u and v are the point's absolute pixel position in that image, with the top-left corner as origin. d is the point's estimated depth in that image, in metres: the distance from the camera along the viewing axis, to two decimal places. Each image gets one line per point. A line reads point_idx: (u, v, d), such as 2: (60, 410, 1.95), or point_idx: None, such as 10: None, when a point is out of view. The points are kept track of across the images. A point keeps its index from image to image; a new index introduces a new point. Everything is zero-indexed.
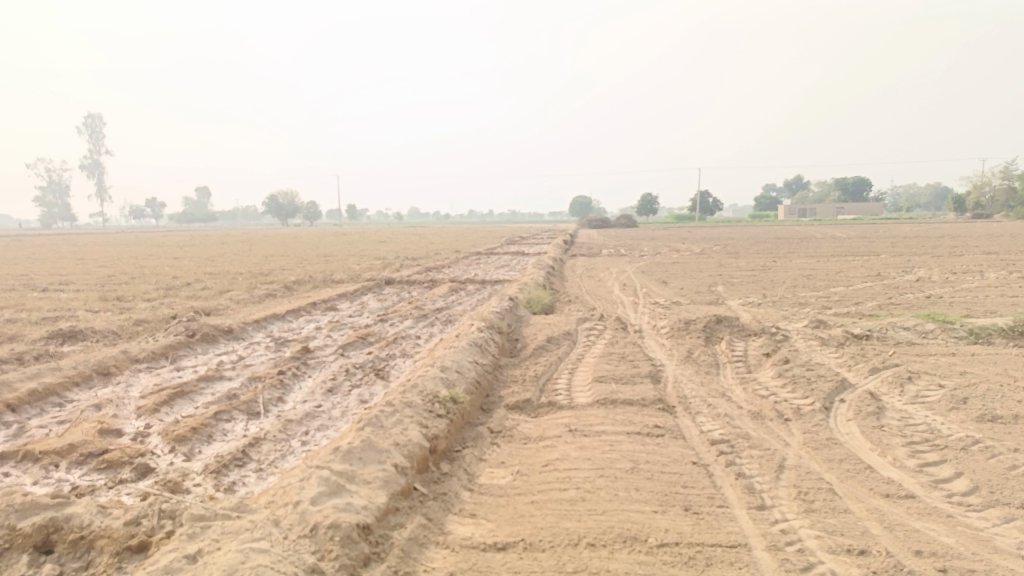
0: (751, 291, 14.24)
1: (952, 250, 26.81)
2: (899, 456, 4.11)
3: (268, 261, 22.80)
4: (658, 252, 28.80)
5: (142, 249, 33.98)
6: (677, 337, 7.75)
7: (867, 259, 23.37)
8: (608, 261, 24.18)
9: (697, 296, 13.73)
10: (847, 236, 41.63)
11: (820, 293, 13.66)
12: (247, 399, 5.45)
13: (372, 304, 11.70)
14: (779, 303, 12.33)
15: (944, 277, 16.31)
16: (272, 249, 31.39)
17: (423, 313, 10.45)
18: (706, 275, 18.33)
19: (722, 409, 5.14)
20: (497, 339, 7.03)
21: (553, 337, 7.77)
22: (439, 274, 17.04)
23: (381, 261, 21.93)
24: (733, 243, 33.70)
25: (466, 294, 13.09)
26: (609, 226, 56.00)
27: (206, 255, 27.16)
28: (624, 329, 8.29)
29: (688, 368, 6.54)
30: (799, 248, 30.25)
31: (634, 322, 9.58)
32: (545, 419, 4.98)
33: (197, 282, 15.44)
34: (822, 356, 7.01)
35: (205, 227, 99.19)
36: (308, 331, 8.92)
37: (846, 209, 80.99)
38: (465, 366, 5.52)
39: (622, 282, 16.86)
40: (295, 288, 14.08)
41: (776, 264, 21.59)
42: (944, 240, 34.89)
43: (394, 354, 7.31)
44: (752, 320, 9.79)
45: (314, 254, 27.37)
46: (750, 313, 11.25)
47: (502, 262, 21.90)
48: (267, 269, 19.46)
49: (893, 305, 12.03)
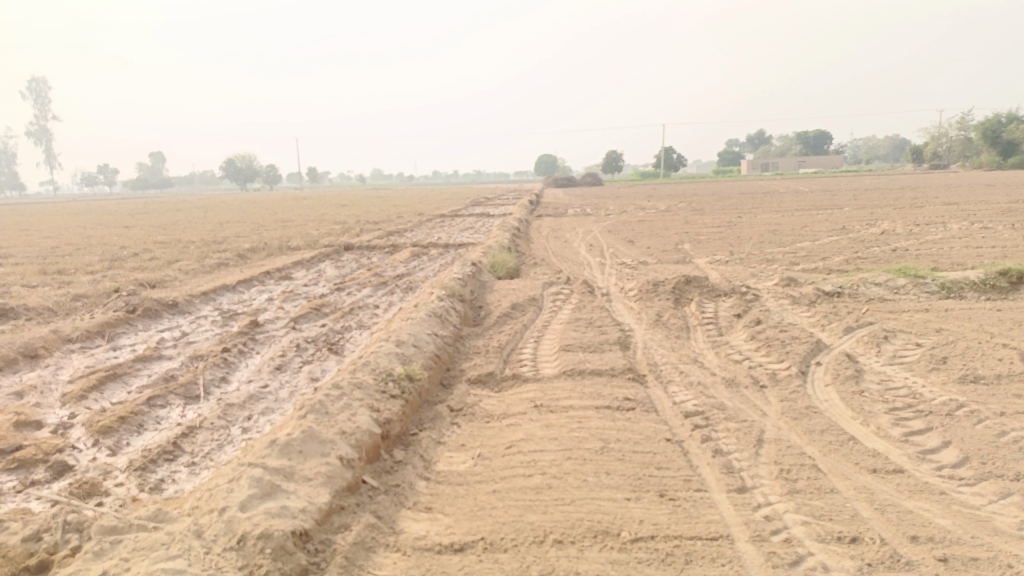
0: (718, 248, 14.04)
1: (914, 202, 27.02)
2: (883, 426, 3.88)
3: (223, 228, 21.98)
4: (624, 210, 28.55)
5: (92, 218, 32.68)
6: (645, 300, 7.46)
7: (831, 213, 23.41)
8: (573, 220, 23.83)
9: (665, 255, 13.48)
10: (810, 190, 41.85)
11: (787, 249, 13.52)
12: (185, 382, 5.03)
13: (330, 272, 11.22)
14: (747, 261, 12.14)
15: (908, 230, 16.32)
16: (228, 216, 30.40)
17: (383, 280, 10.01)
18: (673, 233, 18.11)
19: (695, 377, 4.87)
20: (458, 307, 6.66)
21: (518, 303, 7.43)
22: (400, 238, 16.53)
23: (341, 226, 21.28)
24: (699, 200, 33.56)
25: (427, 258, 12.65)
26: (574, 184, 55.55)
27: (159, 224, 26.14)
28: (591, 293, 7.98)
29: (658, 332, 6.26)
30: (763, 203, 30.20)
31: (601, 284, 9.28)
32: (508, 394, 4.66)
33: (145, 252, 14.71)
34: (795, 316, 6.79)
35: (160, 194, 96.29)
36: (260, 303, 8.45)
37: (808, 163, 81.55)
38: (422, 339, 5.15)
39: (588, 242, 16.55)
40: (249, 256, 13.48)
41: (742, 220, 21.47)
42: (905, 192, 35.20)
43: (349, 326, 6.91)
44: (722, 279, 9.57)
45: (271, 219, 26.52)
46: (718, 271, 11.04)
47: (466, 224, 21.40)
48: (222, 236, 18.71)
49: (860, 259, 11.92)
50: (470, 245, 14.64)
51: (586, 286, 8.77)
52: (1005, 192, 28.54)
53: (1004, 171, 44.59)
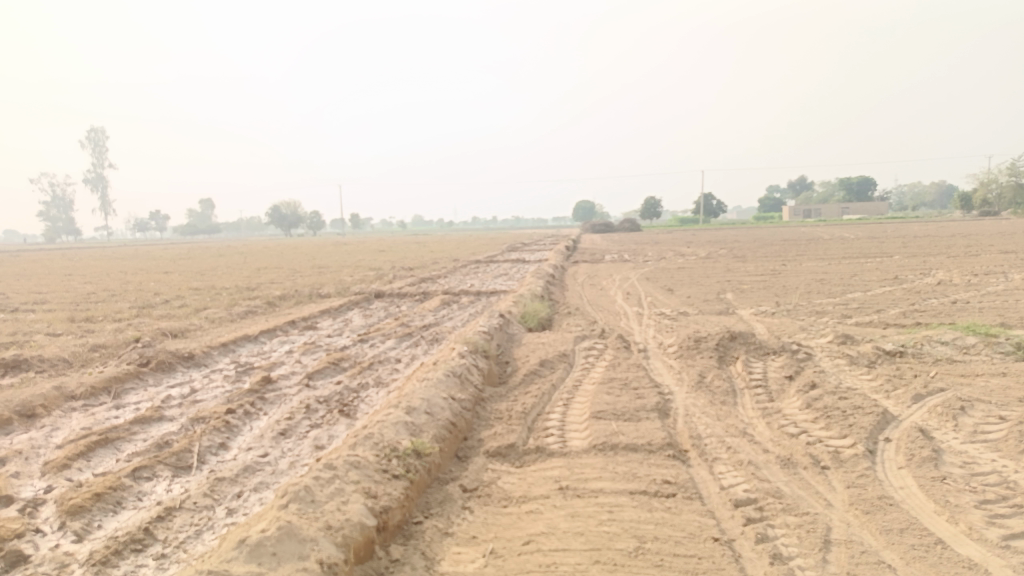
0: (763, 299, 13.35)
1: (967, 250, 25.89)
2: (976, 525, 3.24)
3: (258, 274, 21.95)
4: (662, 257, 27.93)
5: (135, 262, 33.24)
6: (686, 358, 6.87)
7: (880, 261, 22.46)
8: (610, 267, 23.28)
9: (706, 305, 12.85)
10: (856, 237, 40.70)
11: (837, 300, 12.76)
12: (178, 449, 4.61)
13: (355, 322, 10.83)
14: (794, 313, 11.44)
15: (966, 280, 15.41)
16: (266, 262, 30.58)
17: (408, 331, 9.59)
18: (714, 282, 17.44)
19: (744, 455, 4.27)
20: (482, 365, 6.17)
21: (548, 359, 6.90)
22: (432, 285, 16.18)
23: (375, 272, 21.08)
24: (740, 247, 32.75)
25: (458, 307, 12.23)
26: (612, 230, 55.14)
27: (197, 269, 26.34)
28: (627, 348, 7.41)
29: (701, 396, 5.67)
30: (807, 250, 29.26)
31: (638, 339, 8.71)
32: (531, 472, 4.12)
33: (176, 299, 14.57)
34: (855, 379, 6.14)
35: (206, 239, 98.60)
36: (278, 356, 8.07)
37: (852, 209, 79.95)
38: (437, 404, 4.66)
39: (625, 290, 15.98)
40: (277, 304, 13.23)
41: (786, 268, 20.69)
42: (957, 239, 33.88)
43: (366, 384, 6.45)
44: (768, 333, 8.91)
45: (308, 265, 26.53)
46: (764, 325, 10.37)
47: (500, 271, 21.03)
48: (255, 282, 18.62)
49: (918, 312, 11.13)
50: (503, 293, 14.21)
51: (622, 340, 8.21)
52: None
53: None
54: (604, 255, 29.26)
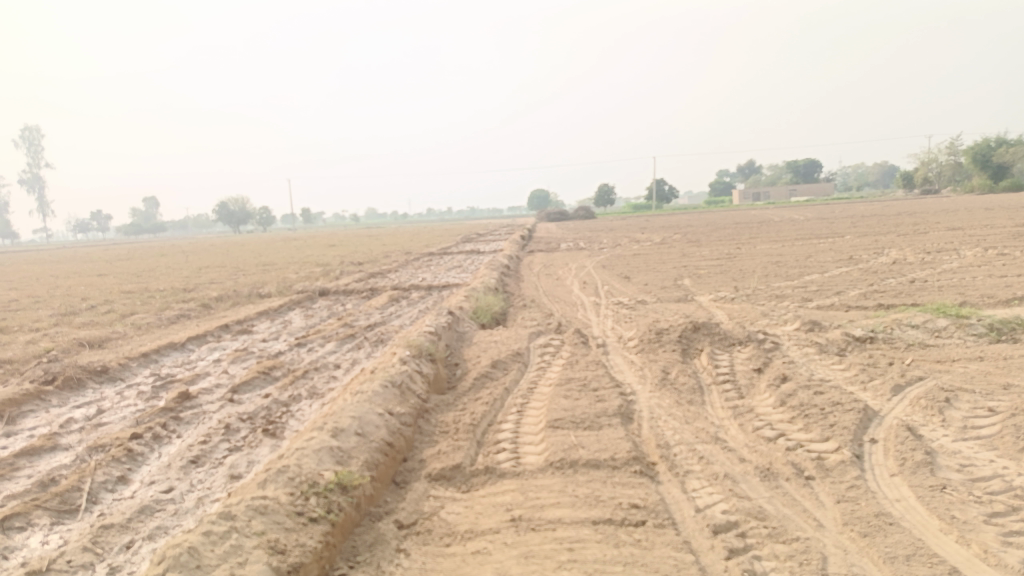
0: (722, 284, 13.01)
1: (913, 228, 26.15)
2: (990, 547, 2.81)
3: (198, 275, 20.88)
4: (617, 244, 27.61)
5: (70, 266, 31.64)
6: (648, 352, 6.38)
7: (833, 241, 22.50)
8: (565, 255, 22.83)
9: (664, 292, 12.44)
10: (805, 218, 41.13)
11: (796, 282, 12.48)
12: (64, 489, 3.92)
13: (295, 323, 10.11)
14: (755, 298, 11.09)
15: (920, 258, 15.35)
16: (210, 260, 29.34)
17: (351, 332, 8.91)
18: (671, 268, 17.11)
19: (719, 465, 3.79)
20: (426, 370, 5.57)
21: (500, 358, 6.34)
22: (380, 280, 15.45)
23: (322, 268, 20.23)
24: (694, 231, 32.66)
25: (406, 303, 11.57)
26: (567, 217, 54.82)
27: (134, 271, 25.04)
28: (585, 343, 6.90)
29: (667, 395, 5.19)
30: (760, 233, 29.28)
31: (596, 332, 8.23)
32: (478, 498, 3.57)
33: (102, 305, 13.57)
34: (828, 370, 5.73)
35: (150, 239, 95.39)
36: (204, 366, 7.34)
37: (800, 191, 81.33)
38: (370, 423, 4.07)
39: (581, 279, 15.52)
40: (212, 306, 12.38)
41: (741, 251, 20.52)
42: (903, 217, 34.47)
43: (298, 397, 5.80)
44: (731, 322, 8.49)
45: (252, 263, 25.47)
46: (725, 312, 9.99)
47: (453, 263, 20.40)
48: (193, 283, 17.62)
49: (878, 293, 10.89)
50: (454, 287, 13.59)
51: (580, 334, 7.70)
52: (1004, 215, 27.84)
53: (996, 193, 44.12)
54: (559, 243, 28.85)
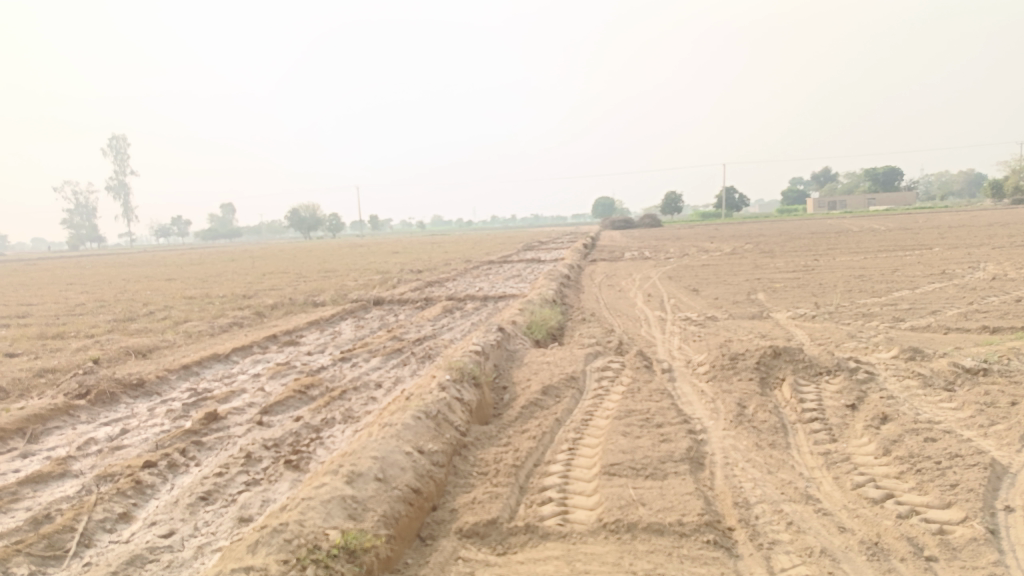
0: (799, 300, 12.07)
1: (1009, 240, 24.29)
2: None
3: (260, 281, 20.96)
4: (684, 253, 26.59)
5: (144, 270, 32.55)
6: (721, 381, 5.65)
7: (920, 254, 21.02)
8: (629, 265, 22.00)
9: (735, 308, 11.59)
10: (886, 227, 39.06)
11: (883, 300, 11.43)
12: (56, 529, 3.52)
13: (344, 335, 9.72)
14: (837, 316, 10.13)
15: (1023, 274, 13.99)
16: (276, 266, 29.68)
17: (399, 346, 8.44)
18: (742, 281, 16.15)
19: (813, 535, 3.08)
20: (468, 396, 5.00)
21: (552, 383, 5.72)
22: (436, 290, 15.04)
23: (381, 276, 20.02)
24: (766, 241, 31.28)
25: (460, 315, 11.07)
26: (633, 226, 53.71)
27: (202, 275, 25.42)
28: (649, 368, 6.21)
29: (744, 437, 4.47)
30: (837, 244, 27.75)
31: (661, 354, 7.52)
32: (515, 565, 2.97)
33: (160, 311, 13.54)
34: (936, 410, 4.88)
35: (225, 244, 98.58)
36: (242, 381, 6.96)
37: (879, 199, 77.86)
38: (394, 465, 3.52)
39: (646, 292, 14.75)
40: (265, 315, 12.16)
41: (818, 264, 19.29)
42: (996, 228, 32.21)
43: (331, 421, 5.32)
44: (813, 345, 7.64)
45: (315, 269, 25.56)
46: (805, 333, 9.11)
47: (513, 272, 19.87)
48: (253, 290, 17.62)
49: (979, 313, 9.79)
50: (512, 298, 13.05)
51: (644, 356, 7.01)
52: None
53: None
54: (624, 253, 28.02)
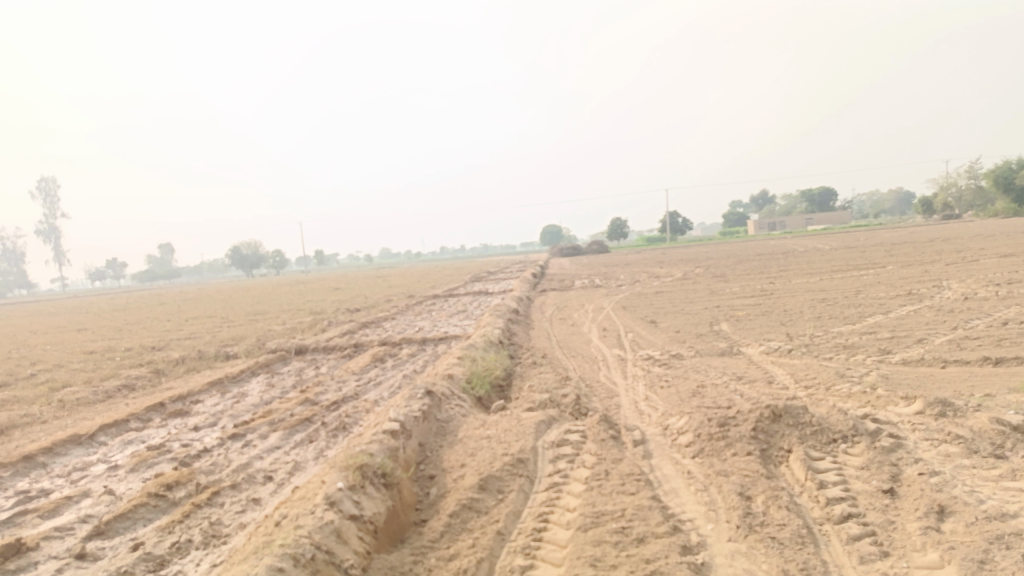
0: (769, 331, 10.94)
1: (960, 256, 23.98)
2: None
3: (179, 329, 19.00)
4: (636, 280, 25.59)
5: (56, 318, 29.85)
6: (712, 460, 4.34)
7: (876, 272, 20.45)
8: (581, 295, 20.81)
9: (701, 343, 10.39)
10: (829, 246, 39.09)
11: (860, 328, 10.39)
12: None
13: (249, 397, 8.11)
14: (817, 350, 9.00)
15: (992, 291, 13.26)
16: (202, 309, 27.54)
17: (311, 411, 6.89)
18: (701, 309, 15.06)
19: None
20: (371, 507, 3.57)
21: (492, 471, 4.31)
22: (370, 333, 13.49)
23: (313, 317, 18.32)
24: (716, 265, 30.63)
25: (391, 366, 9.54)
26: (581, 253, 52.90)
27: (116, 324, 23.17)
28: (617, 440, 4.86)
29: (763, 558, 3.15)
30: (789, 265, 27.19)
31: (627, 415, 6.19)
32: None
33: (43, 373, 11.61)
34: (1004, 494, 3.65)
35: (160, 285, 94.49)
36: (92, 477, 5.34)
37: (817, 219, 79.43)
38: None
39: (601, 326, 13.47)
40: (165, 373, 10.42)
41: (777, 287, 18.40)
42: (941, 243, 32.35)
43: (183, 549, 3.81)
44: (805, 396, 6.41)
45: (244, 312, 23.65)
46: (786, 372, 7.92)
47: (456, 308, 18.44)
48: (165, 341, 15.71)
49: (971, 341, 8.79)
50: (453, 341, 11.62)
51: (608, 419, 5.67)
52: None
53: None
54: (573, 281, 26.94)
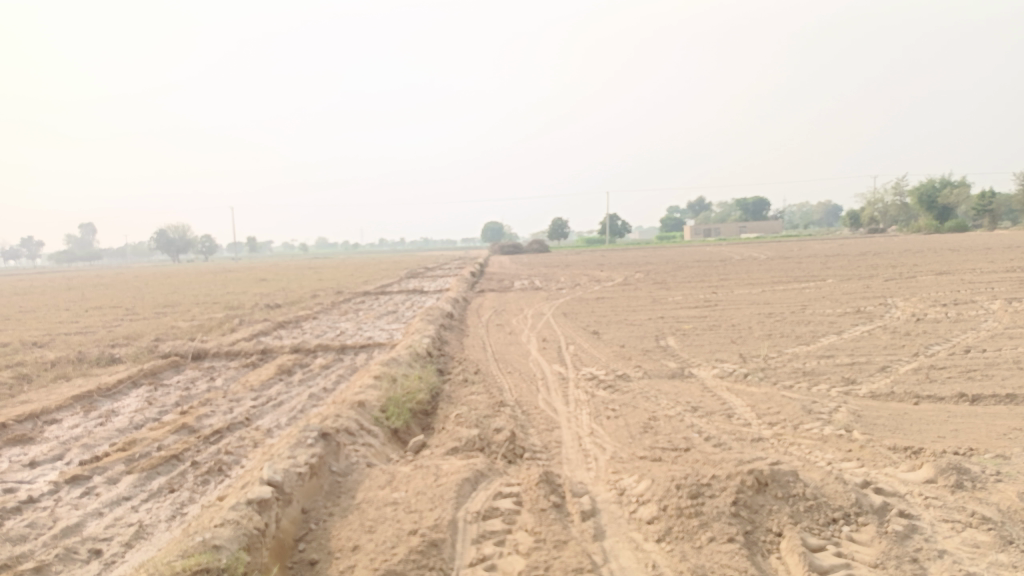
0: (721, 349, 10.09)
1: (897, 272, 23.89)
2: None
3: (73, 321, 17.06)
4: (576, 283, 24.73)
5: None
6: (684, 549, 3.31)
7: (818, 286, 20.09)
8: (518, 298, 19.70)
9: (649, 361, 9.44)
10: (764, 256, 39.25)
11: (817, 351, 9.61)
12: None
13: (117, 419, 6.70)
14: (776, 377, 8.14)
15: (942, 312, 12.81)
16: (108, 298, 25.27)
17: (184, 445, 5.59)
18: (646, 320, 14.17)
19: None
20: None
21: (392, 562, 3.18)
22: (285, 336, 12.11)
23: (226, 313, 16.71)
24: (656, 271, 30.01)
25: (298, 381, 8.24)
26: (520, 252, 51.92)
27: (5, 312, 20.85)
28: (560, 510, 3.78)
29: None
30: (729, 274, 26.75)
31: (570, 466, 5.12)
32: None
33: None
34: None
35: (77, 267, 89.09)
36: None
37: (751, 227, 80.78)
38: None
39: (540, 335, 12.41)
40: (30, 379, 8.83)
41: (721, 298, 17.75)
42: (874, 258, 32.60)
43: None
44: (776, 446, 5.47)
45: (153, 303, 21.64)
46: (746, 403, 7.02)
47: (386, 309, 17.11)
48: (51, 336, 13.88)
49: (938, 371, 8.08)
50: (376, 350, 10.37)
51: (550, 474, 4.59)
52: (976, 259, 26.20)
53: (947, 236, 43.22)
54: (512, 281, 25.92)
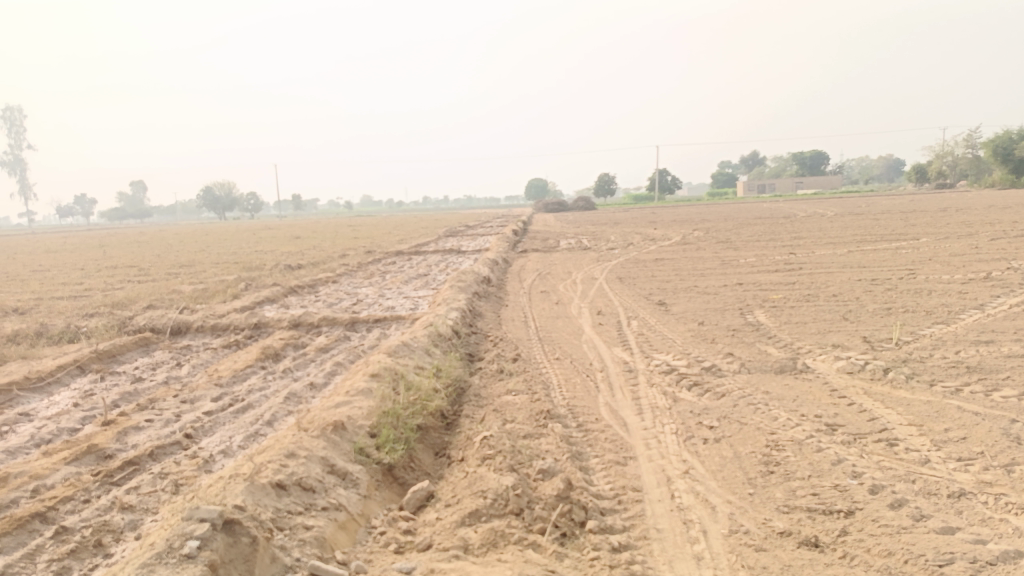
0: (832, 330, 7.79)
1: (997, 228, 20.89)
2: None
3: (78, 283, 15.51)
4: (630, 242, 22.48)
5: None
6: None
7: (912, 245, 17.43)
8: (566, 260, 17.42)
9: (743, 347, 7.22)
10: (831, 212, 36.21)
11: (966, 336, 7.22)
12: None
13: (17, 432, 4.83)
14: (929, 375, 5.86)
15: None
16: (131, 257, 23.83)
17: (66, 491, 3.66)
18: (720, 287, 11.86)
19: None
20: None
21: None
22: (293, 305, 10.23)
23: (240, 275, 14.97)
24: (716, 228, 27.46)
25: (282, 371, 6.27)
26: (566, 209, 49.57)
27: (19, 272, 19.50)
28: None
29: None
30: (800, 232, 24.01)
31: (666, 560, 3.03)
32: None
33: None
34: None
35: (124, 225, 89.25)
36: None
37: (807, 183, 76.44)
38: None
39: (594, 307, 10.26)
40: None
41: (802, 260, 15.30)
42: (957, 214, 29.34)
43: None
44: (1006, 524, 3.28)
45: (171, 264, 19.99)
46: (908, 422, 4.80)
47: (417, 272, 15.11)
48: (41, 301, 12.26)
49: None
50: (394, 326, 8.38)
51: None
52: None
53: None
54: (559, 241, 23.70)
